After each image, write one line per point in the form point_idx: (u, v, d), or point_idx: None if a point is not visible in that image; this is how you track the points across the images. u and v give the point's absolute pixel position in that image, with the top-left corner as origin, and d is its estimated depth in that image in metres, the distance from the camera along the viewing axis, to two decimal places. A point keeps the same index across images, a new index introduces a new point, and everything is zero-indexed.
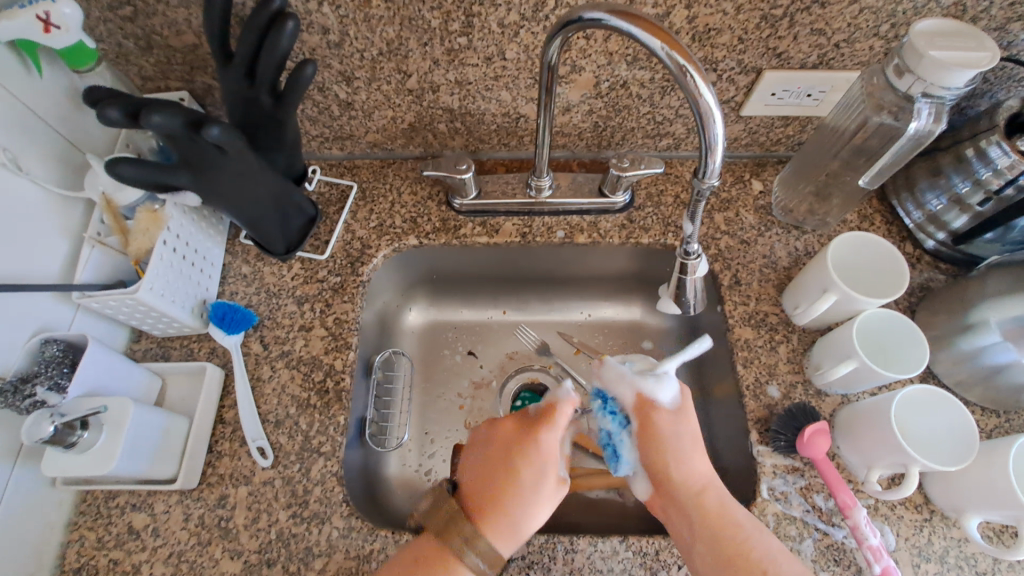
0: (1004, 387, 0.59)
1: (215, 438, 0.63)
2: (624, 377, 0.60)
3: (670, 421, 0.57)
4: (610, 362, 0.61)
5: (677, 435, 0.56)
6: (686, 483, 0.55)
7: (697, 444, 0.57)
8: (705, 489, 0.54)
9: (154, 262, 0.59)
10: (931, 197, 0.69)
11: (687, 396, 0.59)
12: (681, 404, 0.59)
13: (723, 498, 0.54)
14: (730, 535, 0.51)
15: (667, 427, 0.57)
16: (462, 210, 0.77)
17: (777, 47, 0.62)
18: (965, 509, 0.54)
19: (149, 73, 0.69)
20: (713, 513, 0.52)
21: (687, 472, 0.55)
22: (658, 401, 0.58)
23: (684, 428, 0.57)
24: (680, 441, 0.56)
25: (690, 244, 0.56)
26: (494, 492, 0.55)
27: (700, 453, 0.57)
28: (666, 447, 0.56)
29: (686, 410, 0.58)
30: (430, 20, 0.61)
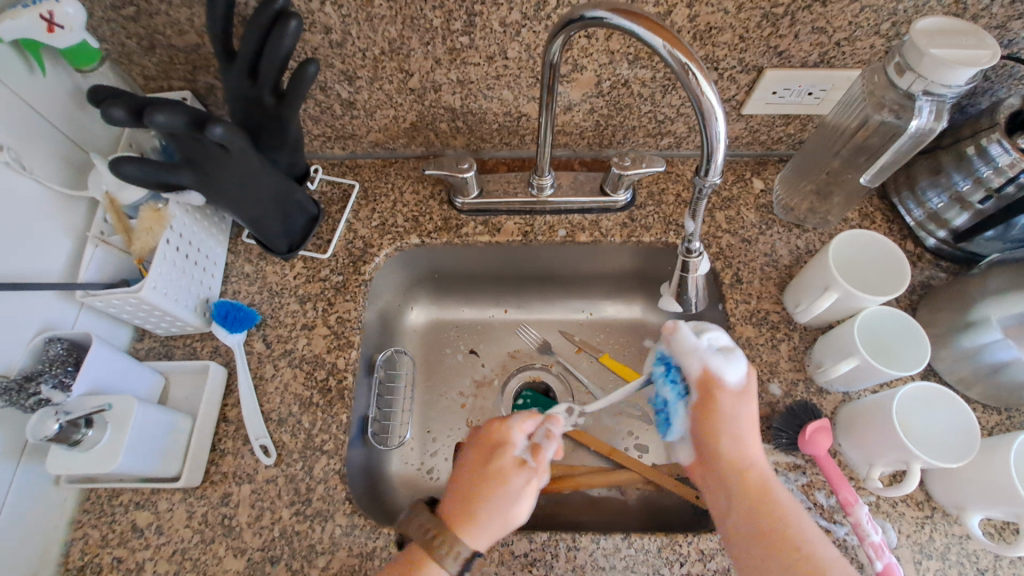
0: (1005, 384, 0.60)
1: (218, 437, 0.63)
2: (697, 348, 0.56)
3: (731, 398, 0.54)
4: (682, 330, 0.57)
5: (736, 420, 0.54)
6: (734, 459, 0.53)
7: (752, 427, 0.55)
8: (750, 467, 0.53)
9: (157, 261, 0.59)
10: (932, 195, 0.69)
11: (751, 378, 0.56)
12: (744, 381, 0.56)
13: (767, 479, 0.52)
14: (768, 514, 0.50)
15: (728, 406, 0.54)
16: (463, 209, 0.77)
17: (777, 46, 0.63)
18: (966, 506, 0.54)
19: (152, 73, 0.69)
20: (755, 490, 0.51)
21: (738, 450, 0.53)
22: (727, 380, 0.55)
23: (744, 411, 0.55)
24: (737, 425, 0.54)
25: (691, 242, 0.56)
26: (475, 494, 0.54)
27: (755, 434, 0.55)
28: (722, 429, 0.54)
29: (749, 392, 0.56)
30: (431, 20, 0.61)
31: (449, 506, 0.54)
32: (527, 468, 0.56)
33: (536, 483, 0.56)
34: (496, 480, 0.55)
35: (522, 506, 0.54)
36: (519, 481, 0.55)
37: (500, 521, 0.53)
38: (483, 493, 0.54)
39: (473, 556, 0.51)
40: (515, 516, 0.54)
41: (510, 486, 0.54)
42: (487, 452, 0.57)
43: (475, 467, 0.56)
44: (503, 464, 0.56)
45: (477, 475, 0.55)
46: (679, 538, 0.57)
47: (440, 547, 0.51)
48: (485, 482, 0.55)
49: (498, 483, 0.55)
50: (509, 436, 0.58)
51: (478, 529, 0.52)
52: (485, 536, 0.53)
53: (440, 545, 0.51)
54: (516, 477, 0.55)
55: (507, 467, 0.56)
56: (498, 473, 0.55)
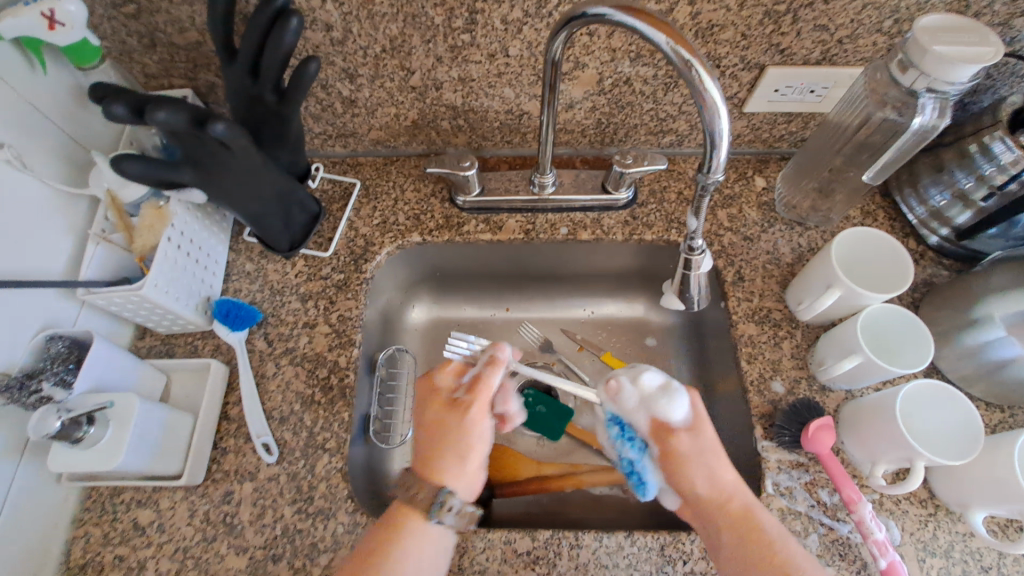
0: (1009, 381, 0.59)
1: (220, 435, 0.63)
2: (640, 403, 0.60)
3: (687, 440, 0.58)
4: (623, 390, 0.61)
5: (698, 457, 0.56)
6: (712, 494, 0.54)
7: (719, 457, 0.56)
8: (730, 498, 0.53)
9: (158, 258, 0.59)
10: (934, 193, 0.69)
11: (699, 408, 0.60)
12: (695, 416, 0.59)
13: (751, 508, 0.53)
14: (757, 540, 0.50)
15: (686, 446, 0.57)
16: (465, 207, 0.77)
17: (780, 43, 0.62)
18: (970, 504, 0.54)
19: (153, 71, 0.69)
20: (740, 521, 0.52)
21: (714, 482, 0.55)
22: (676, 423, 0.59)
23: (703, 445, 0.57)
24: (703, 460, 0.56)
25: (694, 240, 0.56)
26: (428, 440, 0.58)
27: (723, 462, 0.56)
28: (690, 470, 0.56)
29: (700, 425, 0.59)
30: (433, 17, 0.61)
31: (415, 459, 0.58)
32: (462, 405, 0.59)
33: (475, 411, 0.59)
34: (437, 423, 0.59)
35: (467, 434, 0.57)
36: (457, 416, 0.58)
37: (451, 455, 0.56)
38: (432, 438, 0.58)
39: (438, 492, 0.53)
40: (463, 445, 0.57)
41: (450, 425, 0.58)
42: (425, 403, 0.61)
43: (423, 419, 0.60)
44: (439, 409, 0.60)
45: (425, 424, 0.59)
46: (682, 536, 0.57)
47: (412, 495, 0.53)
48: (431, 428, 0.59)
49: (441, 425, 0.58)
50: (439, 383, 0.62)
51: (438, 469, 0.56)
52: (446, 473, 0.55)
53: (410, 492, 0.54)
54: (451, 414, 0.58)
55: (442, 410, 0.59)
56: (438, 417, 0.59)
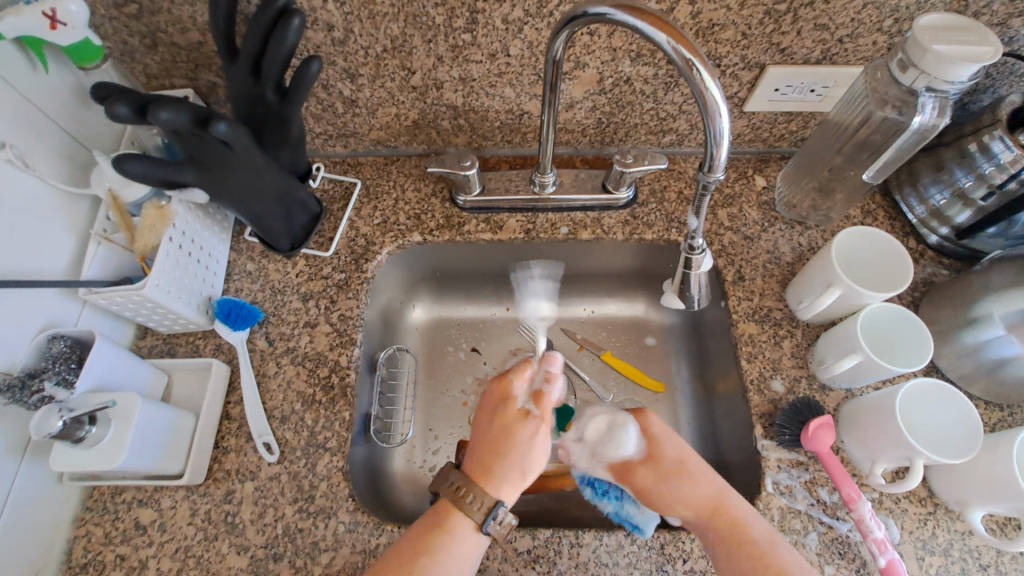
0: (1008, 380, 0.60)
1: (221, 434, 0.63)
2: (591, 453, 0.64)
3: (645, 472, 0.60)
4: (569, 452, 0.67)
5: (668, 483, 0.58)
6: (696, 510, 0.56)
7: (693, 469, 0.58)
8: (717, 508, 0.54)
9: (160, 258, 0.60)
10: (934, 192, 0.69)
11: (654, 431, 0.62)
12: (654, 441, 0.61)
13: (739, 515, 0.54)
14: (749, 551, 0.52)
15: (648, 477, 0.59)
16: (466, 207, 0.77)
17: (780, 43, 0.63)
18: (969, 502, 0.54)
19: (154, 71, 0.69)
20: (728, 531, 0.53)
21: (696, 494, 0.56)
22: (630, 456, 0.61)
23: (672, 464, 0.59)
24: (674, 482, 0.58)
25: (694, 239, 0.56)
26: (492, 448, 0.58)
27: (696, 476, 0.58)
28: (665, 501, 0.57)
29: (660, 448, 0.61)
30: (434, 17, 0.61)
31: (472, 461, 0.58)
32: (530, 418, 0.59)
33: (543, 430, 0.59)
34: (507, 432, 0.58)
35: (534, 451, 0.58)
36: (527, 431, 0.58)
37: (516, 470, 0.56)
38: (495, 446, 0.58)
39: (494, 505, 0.54)
40: (527, 462, 0.57)
41: (518, 437, 0.58)
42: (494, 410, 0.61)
43: (488, 423, 0.60)
44: (510, 417, 0.60)
45: (489, 429, 0.59)
46: (682, 535, 0.57)
47: (468, 503, 0.54)
48: (498, 436, 0.58)
49: (509, 437, 0.58)
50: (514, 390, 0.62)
51: (498, 481, 0.56)
52: (505, 487, 0.56)
53: (466, 499, 0.54)
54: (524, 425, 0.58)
55: (515, 419, 0.59)
56: (507, 426, 0.59)
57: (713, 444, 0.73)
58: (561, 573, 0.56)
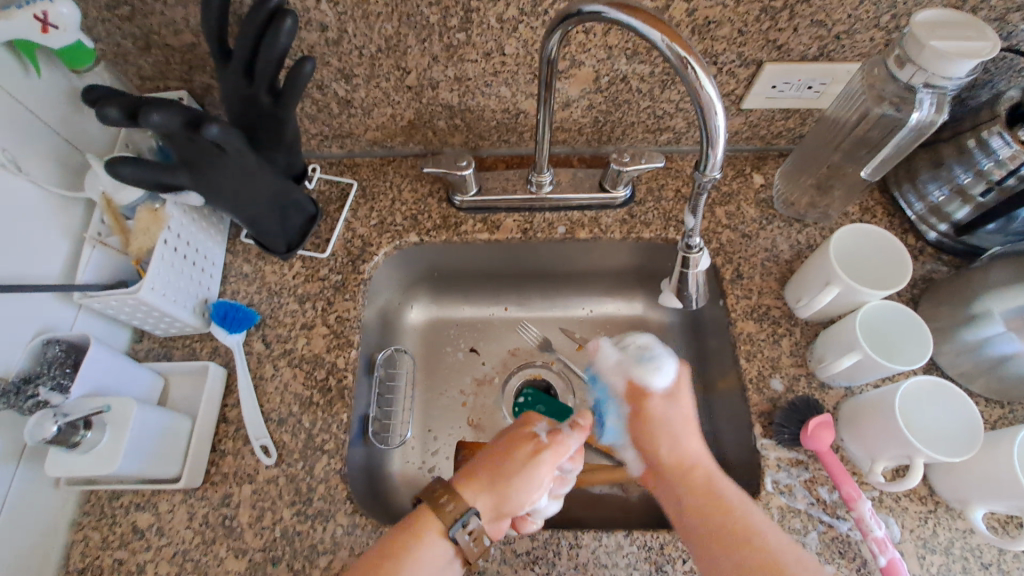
0: (1007, 377, 0.59)
1: (218, 437, 0.63)
2: (617, 365, 0.65)
3: (644, 404, 0.62)
4: (602, 350, 0.67)
5: (664, 420, 0.60)
6: (668, 455, 0.58)
7: (687, 425, 0.60)
8: (692, 466, 0.57)
9: (155, 261, 0.59)
10: (933, 188, 0.68)
11: (682, 382, 0.63)
12: (680, 388, 0.62)
13: (711, 476, 0.56)
14: (716, 509, 0.53)
15: (657, 411, 0.61)
16: (463, 207, 0.77)
17: (777, 39, 0.62)
18: (970, 500, 0.54)
19: (148, 73, 0.69)
20: (700, 488, 0.55)
21: (678, 447, 0.59)
22: (653, 389, 0.62)
23: (674, 413, 0.61)
24: (670, 424, 0.60)
25: (691, 238, 0.56)
26: (488, 470, 0.57)
27: (692, 431, 0.60)
28: (655, 432, 0.60)
29: (679, 394, 0.62)
30: (428, 16, 0.61)
31: (466, 473, 0.58)
32: (537, 455, 0.58)
33: (541, 468, 0.57)
34: (507, 460, 0.58)
35: (525, 487, 0.56)
36: (525, 453, 0.58)
37: (499, 488, 0.56)
38: (491, 460, 0.58)
39: (467, 512, 0.53)
40: (510, 481, 0.56)
41: (513, 456, 0.58)
42: (507, 442, 0.60)
43: (497, 450, 0.59)
44: (520, 451, 0.58)
45: (493, 445, 0.60)
46: (681, 534, 0.57)
47: (441, 503, 0.53)
48: (501, 463, 0.57)
49: (505, 454, 0.58)
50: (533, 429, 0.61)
51: (477, 489, 0.56)
52: (482, 496, 0.55)
53: (441, 501, 0.54)
54: (522, 447, 0.58)
55: (522, 454, 0.58)
56: (509, 445, 0.59)
57: (713, 444, 0.73)
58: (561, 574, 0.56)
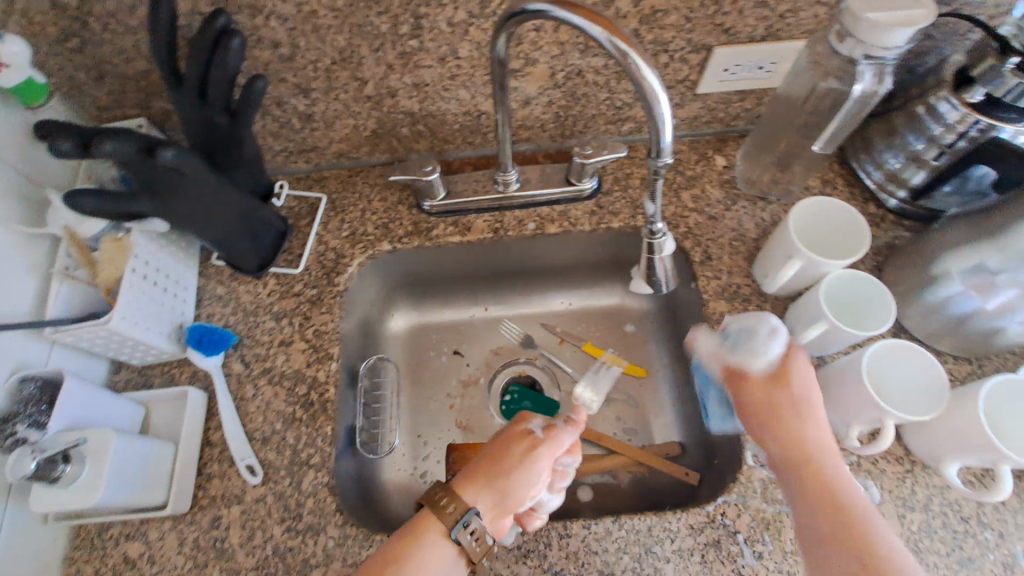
0: (972, 334, 0.61)
1: (203, 461, 0.63)
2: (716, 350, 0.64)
3: (753, 389, 0.58)
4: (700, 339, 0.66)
5: (771, 408, 0.56)
6: (787, 442, 0.54)
7: (805, 412, 0.55)
8: (811, 460, 0.52)
9: (124, 290, 0.59)
10: (889, 156, 0.70)
11: (793, 366, 0.57)
12: (789, 366, 0.57)
13: (826, 472, 0.51)
14: (836, 509, 0.49)
15: (760, 397, 0.57)
16: (433, 212, 0.78)
17: (723, 23, 0.63)
18: (944, 458, 0.56)
19: (105, 103, 0.69)
20: (815, 483, 0.51)
21: (804, 433, 0.54)
22: (757, 373, 0.59)
23: (787, 402, 0.56)
24: (781, 414, 0.55)
25: (654, 224, 0.56)
26: (485, 469, 0.57)
27: (822, 414, 0.55)
28: (766, 423, 0.56)
29: (789, 377, 0.57)
30: (379, 25, 0.61)
31: (465, 474, 0.58)
32: (534, 451, 0.59)
33: (539, 464, 0.58)
34: (505, 458, 0.58)
35: (524, 483, 0.56)
36: (522, 448, 0.59)
37: (499, 486, 0.56)
38: (489, 458, 0.58)
39: (467, 512, 0.53)
40: (508, 476, 0.56)
41: (509, 453, 0.58)
42: (501, 442, 0.60)
43: (493, 450, 0.59)
44: (516, 448, 0.59)
45: (489, 445, 0.60)
46: (667, 516, 0.58)
47: (442, 506, 0.53)
48: (498, 462, 0.58)
49: (502, 451, 0.59)
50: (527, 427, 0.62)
51: (476, 489, 0.56)
52: (482, 495, 0.55)
53: (441, 502, 0.54)
54: (518, 443, 0.59)
55: (519, 450, 0.59)
56: (505, 442, 0.60)
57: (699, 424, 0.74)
58: (552, 564, 0.56)
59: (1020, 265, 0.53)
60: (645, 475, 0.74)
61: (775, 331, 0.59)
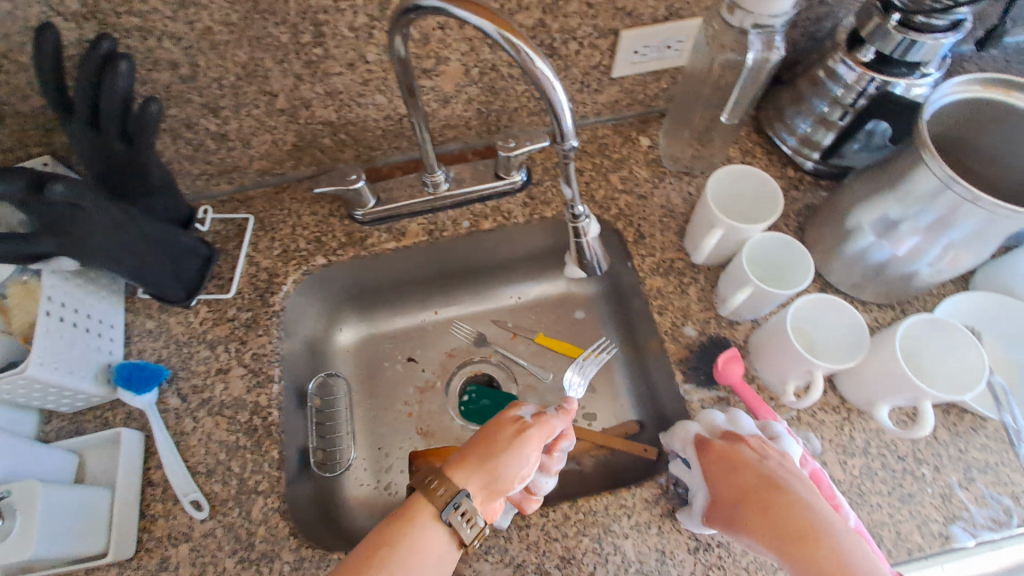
0: (890, 281, 0.64)
1: (145, 503, 0.60)
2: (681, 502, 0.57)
3: (713, 506, 0.52)
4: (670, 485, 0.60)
5: (745, 510, 0.50)
6: (781, 536, 0.47)
7: (780, 496, 0.49)
8: (815, 544, 0.45)
9: (38, 334, 0.56)
10: (799, 121, 0.73)
11: (731, 462, 0.53)
12: (726, 479, 0.52)
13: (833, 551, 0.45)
14: None
15: (730, 511, 0.51)
16: (366, 220, 0.76)
17: (625, 7, 0.64)
18: (876, 402, 0.58)
19: (5, 145, 0.65)
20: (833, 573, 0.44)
21: (789, 518, 0.47)
22: (708, 498, 0.53)
23: (758, 493, 0.50)
24: (757, 513, 0.49)
25: (575, 208, 0.57)
26: (473, 455, 0.56)
27: (795, 493, 0.49)
28: (754, 529, 0.49)
29: (742, 471, 0.52)
30: (278, 36, 0.60)
31: (455, 460, 0.56)
32: (522, 434, 0.57)
33: (528, 446, 0.57)
34: (494, 441, 0.57)
35: (515, 466, 0.55)
36: (511, 430, 0.57)
37: (488, 470, 0.54)
38: (477, 444, 0.57)
39: (458, 493, 0.52)
40: (499, 457, 0.55)
41: (498, 437, 0.57)
42: (489, 428, 0.59)
43: (481, 435, 0.58)
44: (505, 433, 0.57)
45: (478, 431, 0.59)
46: (622, 493, 0.59)
47: (433, 488, 0.52)
48: (487, 446, 0.56)
49: (491, 433, 0.57)
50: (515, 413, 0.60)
51: (466, 472, 0.54)
52: (472, 478, 0.54)
53: (432, 485, 0.53)
54: (507, 428, 0.58)
55: (508, 434, 0.57)
56: (494, 428, 0.58)
57: (653, 400, 0.75)
58: (514, 557, 0.56)
59: (923, 210, 0.55)
60: (608, 456, 0.75)
61: (690, 442, 0.57)
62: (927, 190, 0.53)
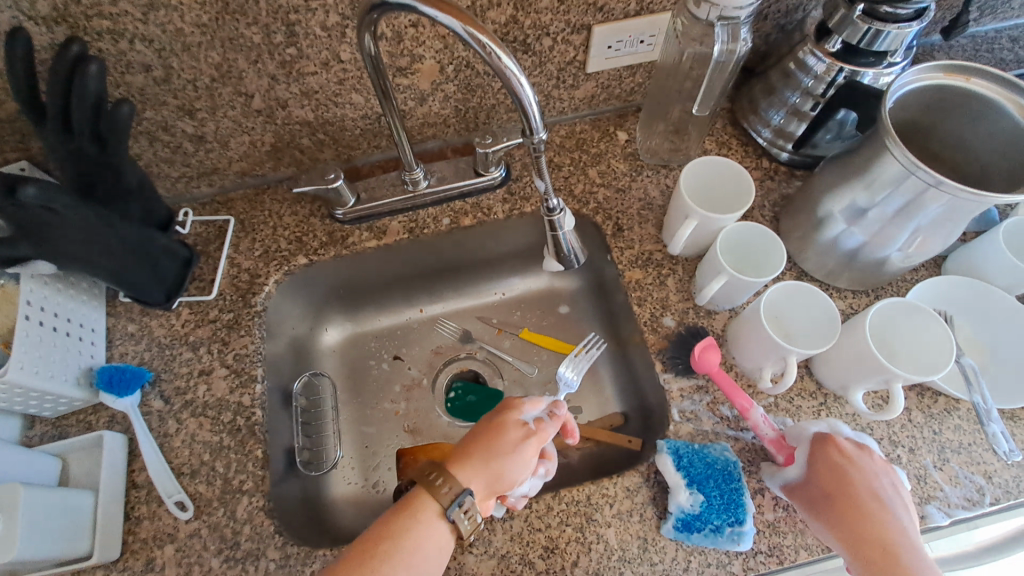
0: (863, 267, 0.65)
1: (130, 505, 0.60)
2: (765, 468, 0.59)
3: (803, 493, 0.55)
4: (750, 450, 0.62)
5: (846, 496, 0.53)
6: (864, 537, 0.51)
7: (880, 504, 0.53)
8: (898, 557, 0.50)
9: (18, 338, 0.56)
10: (773, 114, 0.73)
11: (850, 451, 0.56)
12: (837, 461, 0.55)
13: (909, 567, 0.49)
14: None
15: (828, 490, 0.54)
16: (347, 220, 0.77)
17: (596, 2, 0.65)
18: (850, 386, 0.59)
19: None
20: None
21: (879, 528, 0.52)
22: (802, 474, 0.56)
23: (859, 488, 0.54)
24: (855, 505, 0.53)
25: (549, 201, 0.58)
26: (478, 456, 0.56)
27: (889, 509, 0.53)
28: (844, 516, 0.53)
29: (862, 462, 0.55)
30: (251, 37, 0.60)
31: (460, 458, 0.56)
32: (526, 441, 0.58)
33: (529, 452, 0.58)
34: (499, 444, 0.57)
35: (517, 470, 0.56)
36: (516, 435, 0.58)
37: (491, 473, 0.55)
38: (481, 444, 0.57)
39: (462, 492, 0.53)
40: (504, 461, 0.56)
41: (503, 440, 0.57)
42: (493, 427, 0.59)
43: (486, 435, 0.58)
44: (511, 437, 0.58)
45: (481, 429, 0.59)
46: (604, 483, 0.60)
47: (436, 484, 0.53)
48: (492, 448, 0.57)
49: (496, 434, 0.58)
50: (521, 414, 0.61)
51: (470, 473, 0.55)
52: (476, 480, 0.55)
53: (435, 481, 0.54)
54: (514, 432, 0.58)
55: (513, 438, 0.58)
56: (499, 428, 0.58)
57: (636, 392, 0.76)
58: (498, 549, 0.57)
59: (889, 197, 0.56)
60: (593, 448, 0.75)
61: (807, 436, 0.58)
62: (892, 177, 0.54)
